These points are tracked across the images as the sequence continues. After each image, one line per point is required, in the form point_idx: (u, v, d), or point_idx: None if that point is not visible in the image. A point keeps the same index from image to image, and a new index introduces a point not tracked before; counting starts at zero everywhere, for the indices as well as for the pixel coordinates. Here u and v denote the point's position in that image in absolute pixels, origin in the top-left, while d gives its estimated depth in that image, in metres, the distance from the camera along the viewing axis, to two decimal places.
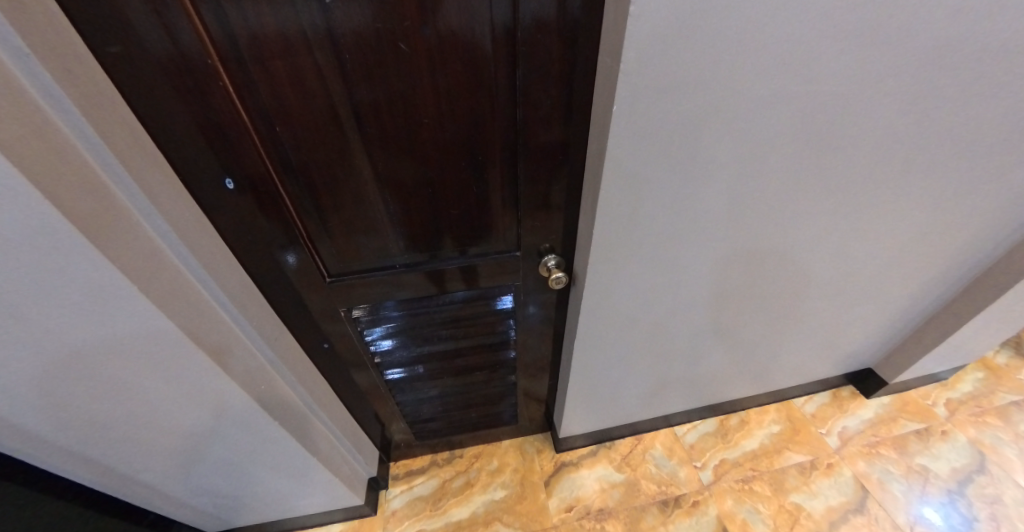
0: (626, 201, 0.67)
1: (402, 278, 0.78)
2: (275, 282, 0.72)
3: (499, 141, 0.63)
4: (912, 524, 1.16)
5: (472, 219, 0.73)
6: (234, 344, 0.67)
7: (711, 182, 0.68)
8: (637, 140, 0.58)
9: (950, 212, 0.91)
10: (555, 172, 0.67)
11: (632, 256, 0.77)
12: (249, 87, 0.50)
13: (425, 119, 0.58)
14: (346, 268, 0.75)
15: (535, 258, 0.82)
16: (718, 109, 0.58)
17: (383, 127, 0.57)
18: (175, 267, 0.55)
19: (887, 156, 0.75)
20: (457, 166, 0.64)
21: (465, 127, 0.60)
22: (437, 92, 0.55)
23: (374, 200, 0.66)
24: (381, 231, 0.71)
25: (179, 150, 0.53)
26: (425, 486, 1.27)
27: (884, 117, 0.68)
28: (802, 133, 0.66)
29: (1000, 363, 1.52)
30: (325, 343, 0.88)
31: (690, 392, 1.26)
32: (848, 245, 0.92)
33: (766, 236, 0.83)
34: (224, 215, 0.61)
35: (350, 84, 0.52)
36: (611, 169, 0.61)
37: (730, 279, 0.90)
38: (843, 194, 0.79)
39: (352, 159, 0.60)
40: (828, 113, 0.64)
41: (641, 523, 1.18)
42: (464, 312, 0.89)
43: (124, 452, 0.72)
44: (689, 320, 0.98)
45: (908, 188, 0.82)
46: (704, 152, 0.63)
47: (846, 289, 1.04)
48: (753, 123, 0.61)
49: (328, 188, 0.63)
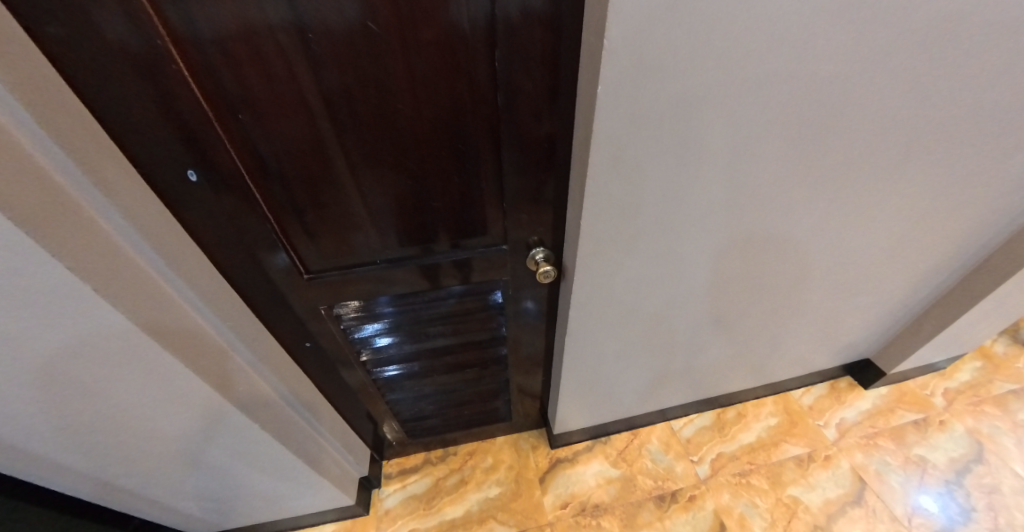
0: (617, 191, 0.64)
1: (385, 275, 0.76)
2: (253, 281, 0.69)
3: (482, 130, 0.59)
4: (910, 516, 1.15)
5: (456, 211, 0.69)
6: (208, 345, 0.64)
7: (706, 170, 0.66)
8: (626, 124, 0.55)
9: (950, 200, 0.89)
10: (540, 163, 0.64)
11: (622, 249, 0.74)
12: (209, 70, 0.46)
13: (402, 106, 0.54)
14: (329, 265, 0.72)
15: (523, 252, 0.78)
16: (710, 93, 0.55)
17: (358, 117, 0.53)
18: (139, 266, 0.52)
19: (888, 142, 0.72)
20: (440, 157, 0.61)
21: (444, 114, 0.56)
22: (414, 78, 0.51)
23: (351, 194, 0.62)
24: (361, 226, 0.67)
25: (136, 139, 0.49)
26: (419, 485, 1.25)
27: (882, 103, 0.65)
28: (800, 117, 0.63)
29: (998, 351, 1.51)
30: (308, 342, 0.85)
31: (686, 386, 1.25)
32: (846, 234, 0.90)
33: (763, 225, 0.81)
34: (189, 208, 0.57)
35: (318, 69, 0.48)
36: (600, 157, 0.58)
37: (726, 270, 0.88)
38: (844, 180, 0.77)
39: (328, 151, 0.56)
40: (827, 97, 0.61)
41: (637, 519, 1.16)
42: (453, 309, 0.87)
43: (100, 457, 0.69)
44: (685, 313, 0.96)
45: (907, 176, 0.80)
46: (696, 140, 0.60)
47: (843, 279, 1.02)
48: (746, 109, 0.59)
49: (307, 183, 0.59)
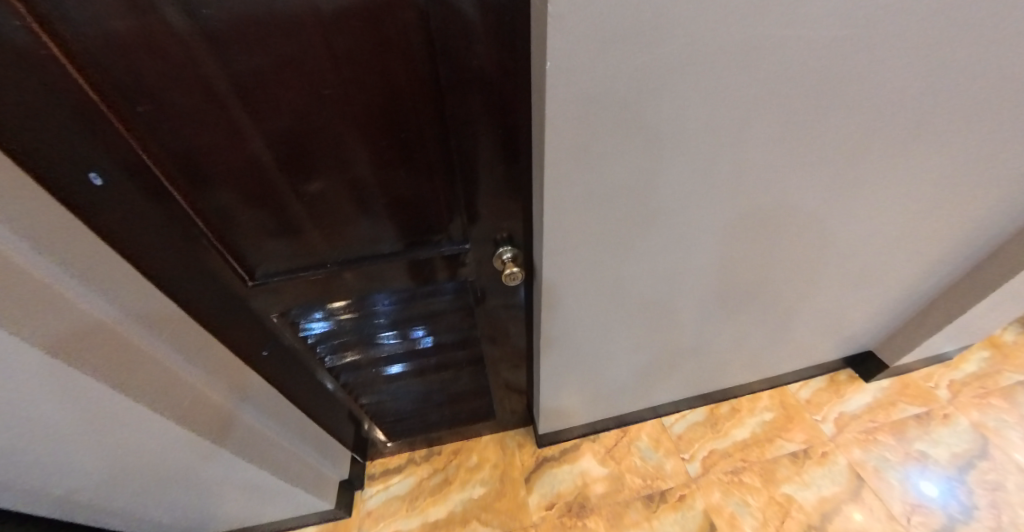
0: (581, 182, 0.58)
1: (337, 278, 0.71)
2: (197, 292, 0.63)
3: (424, 117, 0.53)
4: (908, 514, 1.11)
5: (405, 206, 0.64)
6: (137, 357, 0.60)
7: (684, 156, 0.59)
8: (584, 109, 0.48)
9: (965, 185, 0.81)
10: (496, 152, 0.57)
11: (594, 244, 0.69)
12: (92, 56, 0.39)
13: (327, 92, 0.47)
14: (273, 270, 0.67)
15: (491, 249, 0.72)
16: (685, 68, 0.47)
17: (280, 107, 0.47)
18: (42, 283, 0.46)
19: (893, 124, 0.64)
20: (380, 147, 0.55)
21: (378, 99, 0.50)
22: (337, 59, 0.45)
23: (286, 192, 0.57)
24: (304, 226, 0.62)
25: (23, 143, 0.41)
26: (402, 485, 1.23)
27: (892, 79, 0.57)
28: (794, 97, 0.55)
29: (1007, 340, 1.44)
30: (266, 351, 0.79)
31: (678, 381, 1.20)
32: (847, 225, 0.83)
33: (755, 216, 0.74)
34: (105, 217, 0.50)
35: (223, 52, 0.41)
36: (558, 146, 0.51)
37: (713, 264, 0.82)
38: (844, 166, 0.70)
39: (251, 145, 0.50)
40: (826, 72, 0.53)
41: (623, 519, 1.13)
42: (420, 310, 0.83)
43: (43, 479, 0.63)
44: (670, 308, 0.90)
45: (918, 160, 0.72)
46: (672, 123, 0.53)
47: (843, 270, 0.96)
48: (731, 85, 0.51)
49: (233, 181, 0.54)
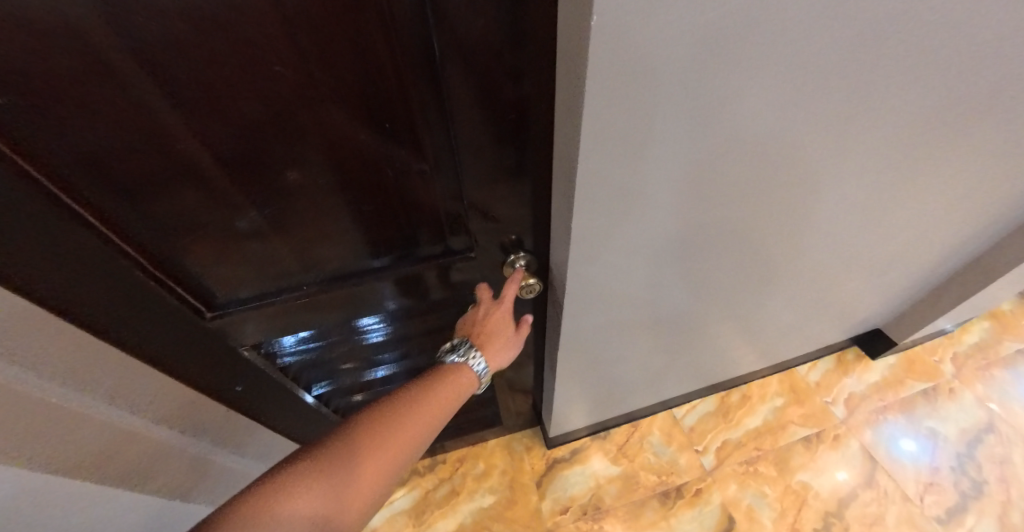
0: (611, 182, 0.48)
1: (317, 300, 0.61)
2: (149, 331, 0.51)
3: (414, 105, 0.41)
4: (922, 494, 1.12)
5: (392, 212, 0.53)
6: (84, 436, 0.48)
7: (730, 145, 0.49)
8: (626, 96, 0.38)
9: (1008, 161, 0.74)
10: (506, 145, 0.47)
11: (617, 248, 0.60)
12: None
13: (282, 73, 0.36)
14: (237, 295, 0.57)
15: (499, 256, 0.63)
16: (748, 37, 0.37)
17: (220, 96, 0.36)
18: None
19: (955, 97, 0.56)
20: (357, 143, 0.44)
21: (352, 83, 0.38)
22: (292, 28, 0.33)
23: (241, 202, 0.46)
24: (268, 241, 0.51)
25: None
26: (406, 499, 1.17)
27: (971, 45, 0.48)
28: (862, 69, 0.46)
29: (1007, 308, 1.43)
30: (240, 384, 0.69)
31: (689, 375, 1.14)
32: (881, 210, 0.76)
33: (790, 205, 0.66)
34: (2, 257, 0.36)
35: (128, 22, 0.29)
36: (590, 141, 0.41)
37: (738, 258, 0.75)
38: (894, 148, 0.61)
39: (186, 147, 0.39)
40: (903, 39, 0.44)
41: (640, 519, 1.11)
42: (418, 325, 0.75)
43: None
44: (689, 305, 0.83)
45: (971, 137, 0.65)
46: (722, 106, 0.43)
47: (868, 254, 0.90)
48: (797, 56, 0.41)
49: (171, 196, 0.42)
